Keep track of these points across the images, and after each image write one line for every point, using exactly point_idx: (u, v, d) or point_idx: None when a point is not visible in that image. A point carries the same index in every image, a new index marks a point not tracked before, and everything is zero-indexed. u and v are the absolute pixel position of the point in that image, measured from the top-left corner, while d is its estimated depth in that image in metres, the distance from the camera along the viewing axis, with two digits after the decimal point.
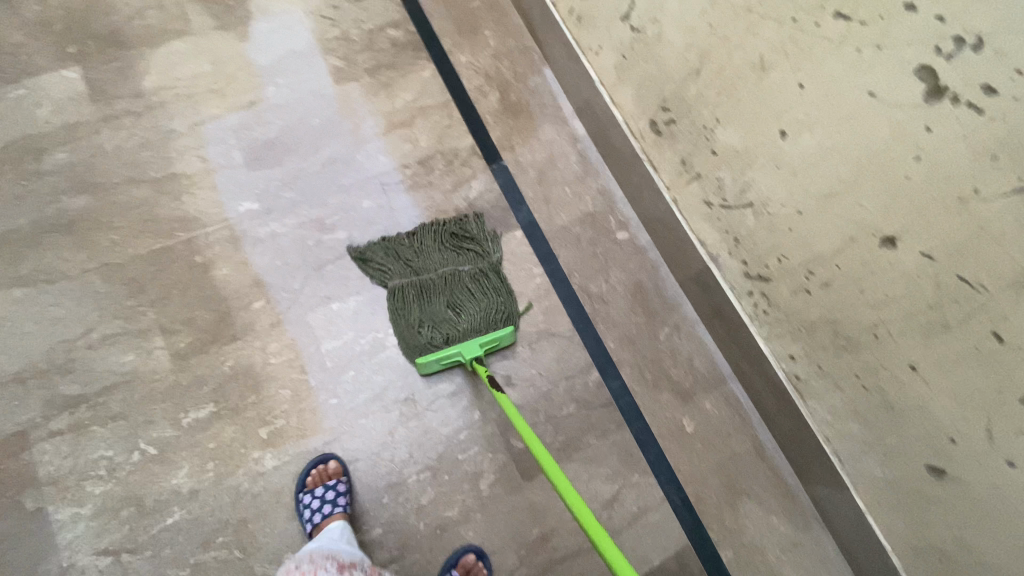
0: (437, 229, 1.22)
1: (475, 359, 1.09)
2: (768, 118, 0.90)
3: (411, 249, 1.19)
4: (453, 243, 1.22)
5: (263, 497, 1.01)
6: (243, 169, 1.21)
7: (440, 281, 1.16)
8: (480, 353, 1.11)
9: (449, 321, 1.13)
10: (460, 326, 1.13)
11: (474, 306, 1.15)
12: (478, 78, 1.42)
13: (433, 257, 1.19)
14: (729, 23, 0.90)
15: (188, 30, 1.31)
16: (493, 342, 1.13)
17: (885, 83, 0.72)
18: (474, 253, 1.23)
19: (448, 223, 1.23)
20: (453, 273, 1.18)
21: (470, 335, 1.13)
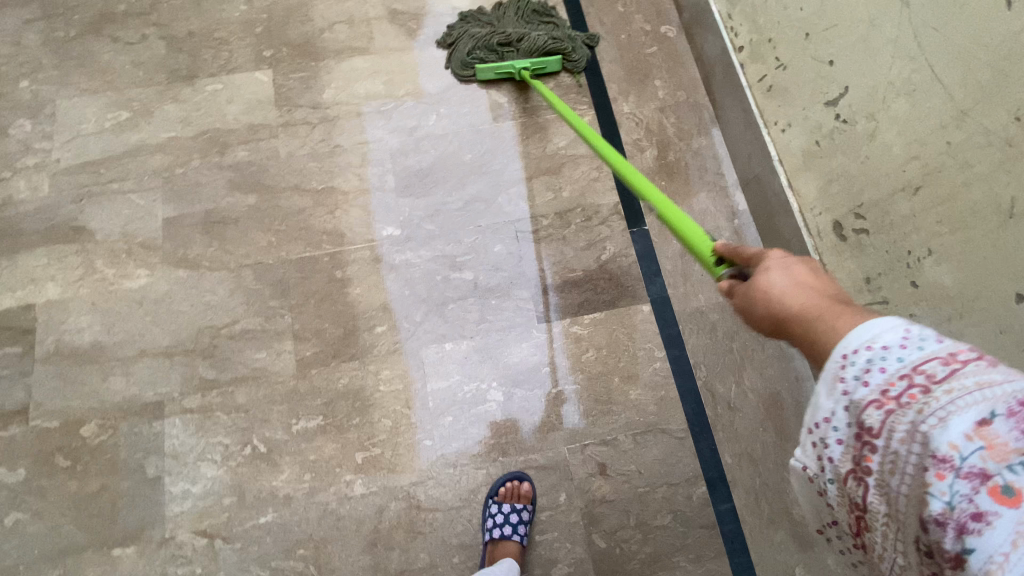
0: (522, 2, 1.39)
1: (522, 71, 1.31)
2: (1004, 274, 0.73)
3: (497, 8, 1.38)
4: (532, 15, 1.39)
5: (345, 522, 1.04)
6: (393, 192, 1.24)
7: (512, 28, 1.36)
8: (527, 68, 1.31)
9: (510, 49, 1.34)
10: (517, 53, 1.34)
11: (536, 39, 1.35)
12: (637, 131, 1.34)
13: (513, 17, 1.37)
14: (977, 150, 0.74)
15: (371, 49, 1.38)
16: (539, 66, 1.33)
17: None
18: (550, 19, 1.39)
19: (532, 1, 1.40)
20: (526, 29, 1.36)
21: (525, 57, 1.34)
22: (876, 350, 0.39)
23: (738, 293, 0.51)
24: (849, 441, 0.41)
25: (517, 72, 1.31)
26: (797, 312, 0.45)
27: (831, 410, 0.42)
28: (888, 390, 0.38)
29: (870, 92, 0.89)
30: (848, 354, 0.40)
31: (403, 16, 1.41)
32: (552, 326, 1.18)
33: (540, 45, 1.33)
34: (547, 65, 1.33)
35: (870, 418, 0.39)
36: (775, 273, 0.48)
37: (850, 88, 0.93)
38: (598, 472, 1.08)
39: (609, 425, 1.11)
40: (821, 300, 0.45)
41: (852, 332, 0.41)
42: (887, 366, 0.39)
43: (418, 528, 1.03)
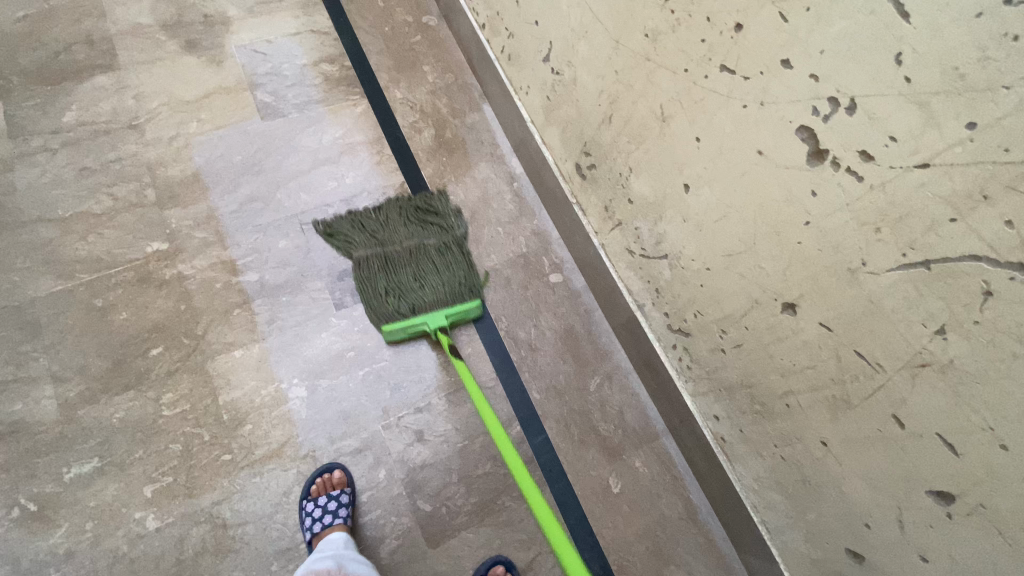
0: (402, 203, 1.27)
1: (440, 329, 1.13)
2: (673, 171, 0.85)
3: (378, 226, 1.23)
4: (416, 219, 1.26)
5: (140, 562, 0.94)
6: (156, 206, 1.17)
7: (399, 244, 1.21)
8: (445, 325, 1.15)
9: (417, 292, 1.16)
10: (429, 300, 1.15)
11: (443, 280, 1.18)
12: (413, 114, 1.38)
13: (399, 231, 1.22)
14: (632, 71, 0.86)
15: (116, 66, 1.29)
16: (461, 316, 1.17)
17: (773, 146, 0.66)
18: (440, 227, 1.26)
19: (414, 199, 1.27)
20: (416, 241, 1.22)
21: (438, 304, 1.16)
22: None
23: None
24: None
25: (434, 331, 1.14)
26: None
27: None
28: None
29: (565, 41, 1.01)
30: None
31: (149, 30, 1.34)
32: (351, 311, 1.16)
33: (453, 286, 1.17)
34: (469, 312, 1.16)
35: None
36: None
37: (554, 41, 1.05)
38: (415, 441, 1.09)
39: (420, 393, 1.13)
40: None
41: None
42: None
43: (227, 547, 0.97)
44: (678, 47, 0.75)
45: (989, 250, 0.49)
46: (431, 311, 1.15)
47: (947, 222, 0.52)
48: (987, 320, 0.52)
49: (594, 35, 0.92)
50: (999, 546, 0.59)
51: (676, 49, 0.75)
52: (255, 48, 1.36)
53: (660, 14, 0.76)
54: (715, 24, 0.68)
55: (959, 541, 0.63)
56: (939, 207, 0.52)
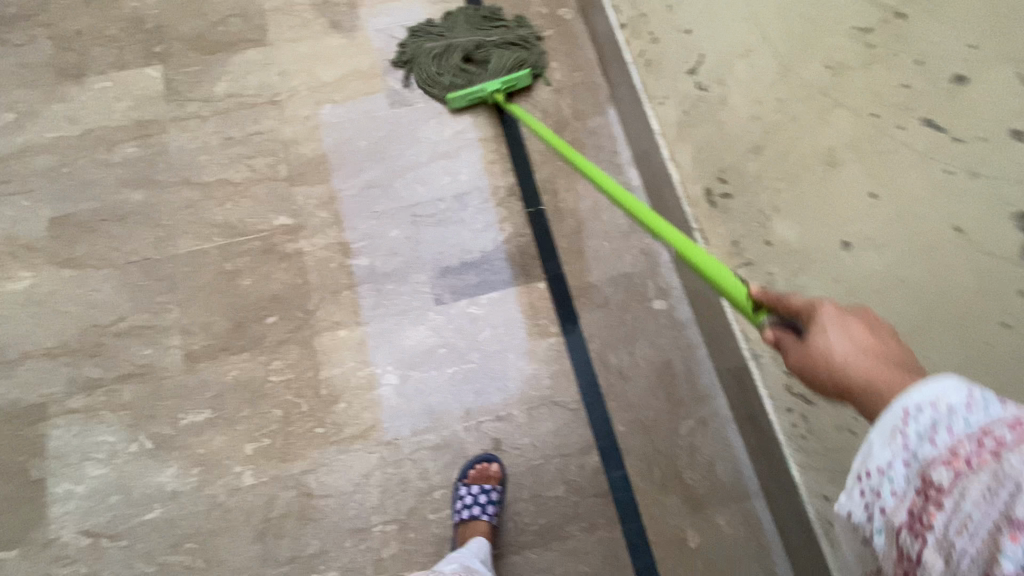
0: (472, 16, 1.38)
1: (496, 93, 1.27)
2: (830, 224, 0.74)
3: (448, 28, 1.36)
4: (485, 26, 1.38)
5: (235, 512, 1.03)
6: (286, 181, 1.23)
7: (469, 42, 1.34)
8: (500, 89, 1.28)
9: (476, 77, 1.31)
10: (485, 76, 1.31)
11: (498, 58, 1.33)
12: (534, 113, 1.34)
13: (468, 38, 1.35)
14: (799, 103, 0.75)
15: (267, 42, 1.37)
16: (512, 82, 1.30)
17: (975, 225, 0.55)
18: (504, 30, 1.38)
19: (482, 9, 1.38)
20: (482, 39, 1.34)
21: (492, 77, 1.31)
22: (941, 410, 0.35)
23: (788, 348, 0.47)
24: (908, 495, 0.36)
25: (491, 96, 1.28)
26: (865, 384, 0.41)
27: (889, 462, 0.38)
28: (959, 453, 0.33)
29: (718, 57, 0.91)
30: (910, 408, 0.37)
31: (298, 8, 1.40)
32: (449, 309, 1.17)
33: (507, 59, 1.31)
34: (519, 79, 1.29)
35: (936, 476, 0.34)
36: (831, 332, 0.44)
37: (704, 55, 0.95)
38: (492, 449, 1.09)
39: (503, 402, 1.12)
40: (889, 367, 0.41)
41: (915, 391, 0.37)
42: (924, 446, 0.35)
43: (308, 515, 1.03)
44: (868, 88, 0.64)
45: None
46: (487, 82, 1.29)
47: None
48: None
49: (758, 56, 0.82)
50: None
51: (865, 90, 0.64)
52: (387, 15, 1.40)
53: (850, 46, 0.65)
54: (927, 69, 0.57)
55: None
56: None
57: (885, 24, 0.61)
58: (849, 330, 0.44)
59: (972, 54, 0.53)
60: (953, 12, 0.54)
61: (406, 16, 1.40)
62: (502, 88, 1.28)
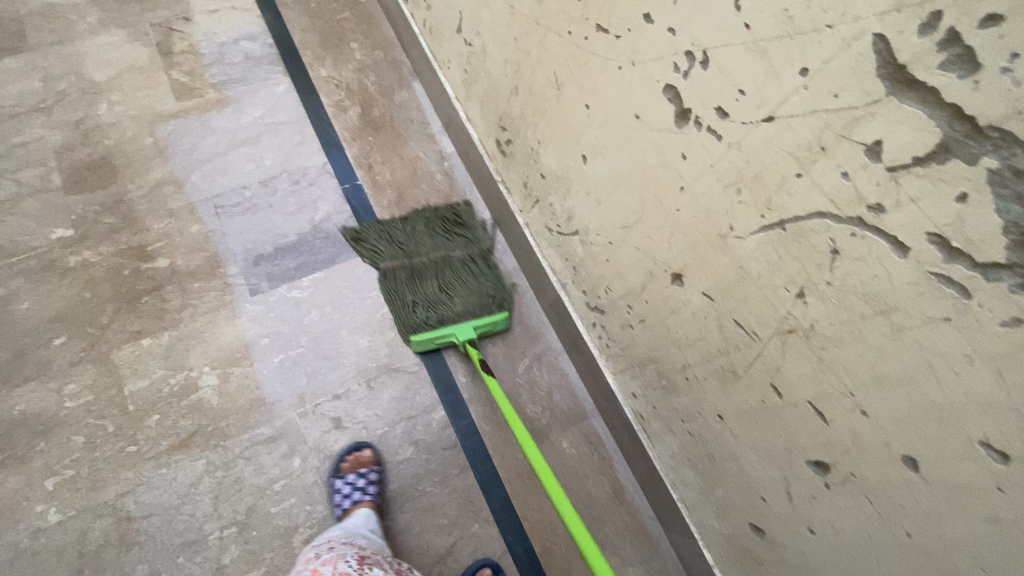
0: (432, 214, 1.24)
1: (468, 341, 1.11)
2: (573, 142, 0.82)
3: (408, 245, 1.19)
4: (447, 229, 1.23)
5: (37, 558, 0.91)
6: (61, 191, 1.12)
7: (427, 254, 1.18)
8: (472, 335, 1.12)
9: (443, 304, 1.13)
10: (455, 312, 1.12)
11: (469, 298, 1.14)
12: (338, 92, 1.33)
13: (425, 243, 1.20)
14: (528, 36, 0.82)
15: (21, 46, 1.23)
16: (487, 326, 1.13)
17: (646, 107, 0.63)
18: (465, 240, 1.22)
19: (441, 210, 1.24)
20: (442, 251, 1.19)
21: (468, 317, 1.13)
22: None
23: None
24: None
25: (461, 342, 1.12)
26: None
27: None
28: None
29: (472, 11, 0.97)
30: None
31: (57, 9, 1.28)
32: (268, 296, 1.13)
33: (480, 296, 1.14)
34: (497, 323, 1.13)
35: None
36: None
37: (463, 12, 1.01)
38: (333, 428, 1.07)
39: (339, 379, 1.10)
40: None
41: None
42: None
43: (130, 540, 0.94)
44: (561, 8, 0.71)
45: (833, 205, 0.46)
46: (458, 323, 1.12)
47: (793, 177, 0.49)
48: (837, 280, 0.49)
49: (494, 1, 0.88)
50: (872, 511, 0.57)
51: (560, 12, 0.72)
52: (218, 28, 1.33)
53: None
54: None
55: (837, 508, 0.62)
56: (784, 162, 0.49)
57: None
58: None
59: None
60: None
61: (237, 28, 1.34)
62: (474, 335, 1.12)
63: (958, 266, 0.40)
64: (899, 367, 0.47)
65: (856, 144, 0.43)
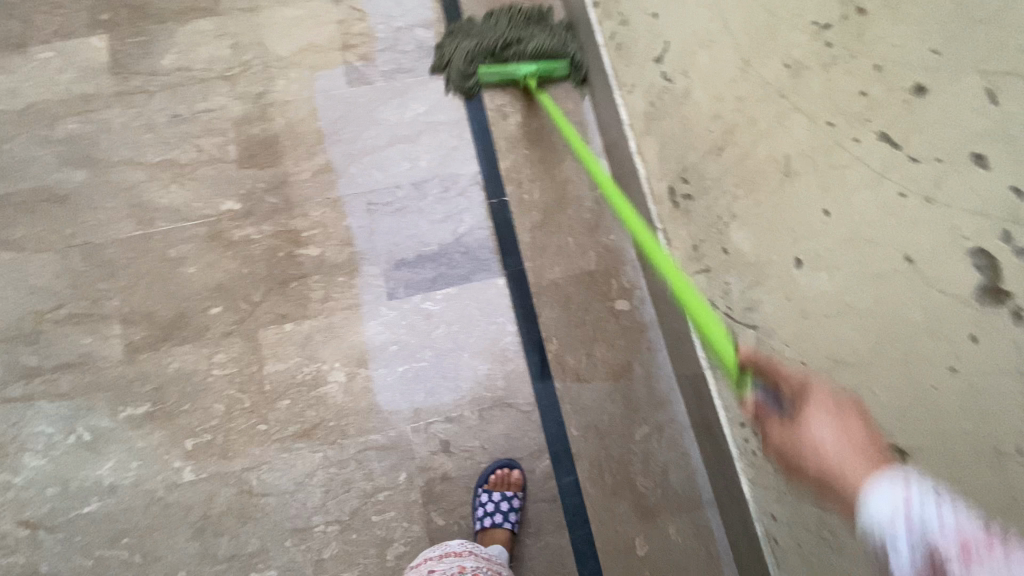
0: (514, 9, 1.27)
1: (528, 76, 1.22)
2: (785, 239, 0.68)
3: (485, 26, 1.26)
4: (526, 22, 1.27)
5: (173, 508, 1.00)
6: (235, 164, 1.17)
7: (505, 34, 1.23)
8: (534, 73, 1.22)
9: (512, 53, 1.23)
10: (522, 51, 1.23)
11: (538, 37, 1.24)
12: (501, 95, 1.25)
13: (505, 30, 1.24)
14: (758, 103, 0.68)
15: (219, 11, 1.28)
16: (549, 70, 1.23)
17: (929, 258, 0.49)
18: (545, 25, 1.27)
19: (524, 7, 1.27)
20: (523, 34, 1.24)
21: (532, 59, 1.23)
22: (908, 508, 0.39)
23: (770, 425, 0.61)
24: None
25: (524, 79, 1.23)
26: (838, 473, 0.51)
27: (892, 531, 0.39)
28: (968, 546, 0.35)
29: (682, 46, 0.84)
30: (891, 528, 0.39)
31: None
32: (402, 303, 1.12)
33: (547, 41, 1.23)
34: (559, 67, 1.22)
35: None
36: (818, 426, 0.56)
37: (670, 42, 0.88)
38: (440, 450, 1.06)
39: (454, 402, 1.08)
40: (850, 451, 0.52)
41: (872, 496, 0.41)
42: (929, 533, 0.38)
43: (249, 513, 1.01)
44: (825, 94, 0.57)
45: None
46: (523, 62, 1.23)
47: None
48: None
49: (719, 47, 0.74)
50: None
51: (822, 96, 0.57)
52: (395, 13, 1.29)
53: (810, 44, 0.58)
54: (885, 77, 0.50)
55: None
56: None
57: (844, 21, 0.53)
58: (833, 424, 0.55)
59: (934, 63, 0.46)
60: (916, 13, 0.46)
61: (413, 15, 1.29)
62: (536, 72, 1.22)
63: None
64: None
65: None
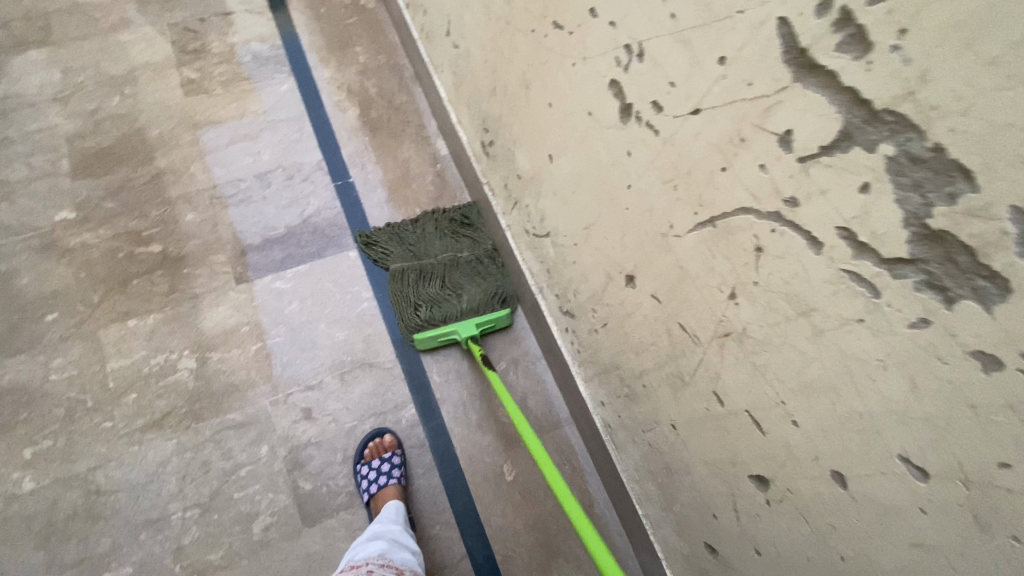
0: (441, 213, 1.27)
1: (470, 338, 1.13)
2: (541, 142, 0.82)
3: (413, 235, 1.24)
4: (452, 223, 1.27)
5: (8, 523, 0.94)
6: (69, 176, 1.18)
7: (435, 257, 1.22)
8: (475, 333, 1.14)
9: (449, 301, 1.16)
10: (460, 310, 1.15)
11: (473, 285, 1.18)
12: (339, 93, 1.37)
13: (434, 246, 1.24)
14: (500, 36, 0.83)
15: (47, 41, 1.31)
16: (490, 324, 1.15)
17: (597, 104, 0.63)
18: (472, 248, 1.23)
19: (448, 210, 1.27)
20: (452, 249, 1.23)
21: (469, 313, 1.16)
22: None
23: None
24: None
25: (464, 340, 1.14)
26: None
27: None
28: None
29: (457, 13, 0.99)
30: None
31: (84, 8, 1.36)
32: (253, 285, 1.15)
33: (486, 296, 1.17)
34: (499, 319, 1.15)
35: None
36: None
37: (450, 14, 1.03)
38: (303, 418, 1.08)
39: (313, 370, 1.11)
40: None
41: None
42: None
43: (97, 513, 0.96)
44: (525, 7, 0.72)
45: (754, 199, 0.45)
46: (462, 320, 1.15)
47: (718, 171, 0.48)
48: (763, 279, 0.47)
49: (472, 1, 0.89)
50: (809, 531, 0.53)
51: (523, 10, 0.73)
52: (229, 31, 1.39)
53: None
54: None
55: (780, 527, 0.57)
56: (711, 156, 0.48)
57: None
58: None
59: None
60: None
61: (248, 31, 1.40)
62: (477, 333, 1.14)
63: (868, 261, 0.38)
64: (824, 373, 0.45)
65: (770, 135, 0.42)
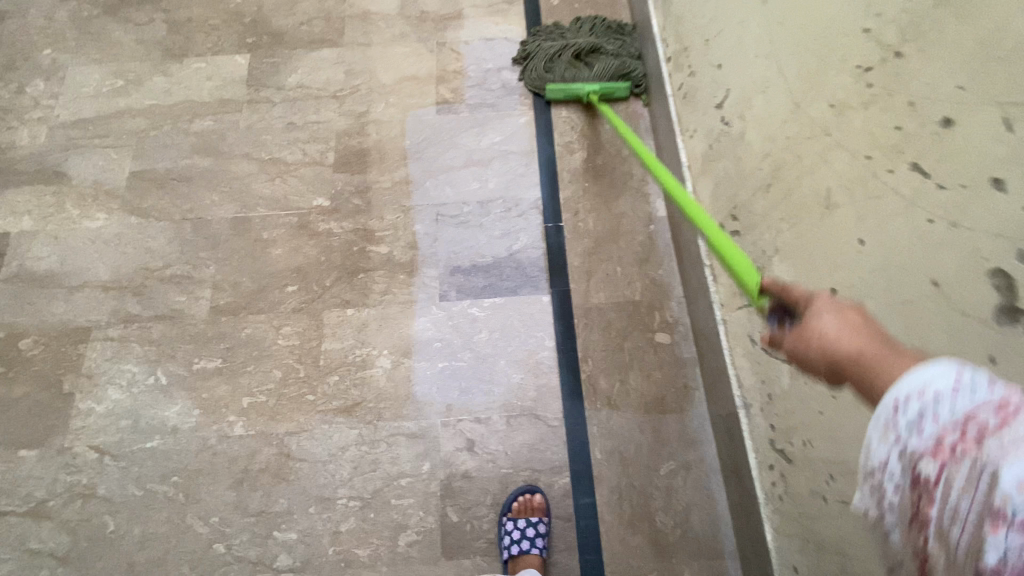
0: (599, 28, 1.45)
1: (591, 93, 1.35)
2: (820, 271, 0.71)
3: (569, 31, 1.44)
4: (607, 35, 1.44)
5: (220, 457, 1.10)
6: (330, 167, 1.34)
7: (583, 50, 1.41)
8: (596, 91, 1.36)
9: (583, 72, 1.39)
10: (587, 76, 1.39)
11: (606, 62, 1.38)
12: (572, 133, 1.37)
13: (584, 38, 1.43)
14: (804, 142, 0.73)
15: (338, 42, 1.50)
16: (610, 91, 1.36)
17: (951, 280, 0.51)
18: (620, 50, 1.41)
19: (607, 24, 1.45)
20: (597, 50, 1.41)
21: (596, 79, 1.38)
22: None
23: None
24: (908, 488, 0.35)
25: (586, 96, 1.36)
26: (854, 355, 0.40)
27: None
28: None
29: (741, 92, 0.91)
30: (899, 399, 0.35)
31: (373, 16, 1.53)
32: (452, 306, 1.21)
33: (611, 66, 1.38)
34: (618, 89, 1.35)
35: (925, 469, 0.33)
36: (827, 316, 0.44)
37: (730, 89, 0.95)
38: (464, 448, 1.10)
39: (485, 405, 1.13)
40: None
41: None
42: (919, 427, 0.34)
43: (284, 475, 1.08)
44: (865, 130, 0.61)
45: None
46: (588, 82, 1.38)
47: None
48: None
49: (773, 91, 0.80)
50: None
51: (861, 131, 0.62)
52: (486, 55, 1.46)
53: (856, 86, 0.62)
54: (918, 111, 0.54)
55: None
56: None
57: (884, 63, 0.58)
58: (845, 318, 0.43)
59: (960, 96, 0.49)
60: (945, 52, 0.51)
61: (503, 58, 1.46)
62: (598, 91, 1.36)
63: None
64: None
65: None
